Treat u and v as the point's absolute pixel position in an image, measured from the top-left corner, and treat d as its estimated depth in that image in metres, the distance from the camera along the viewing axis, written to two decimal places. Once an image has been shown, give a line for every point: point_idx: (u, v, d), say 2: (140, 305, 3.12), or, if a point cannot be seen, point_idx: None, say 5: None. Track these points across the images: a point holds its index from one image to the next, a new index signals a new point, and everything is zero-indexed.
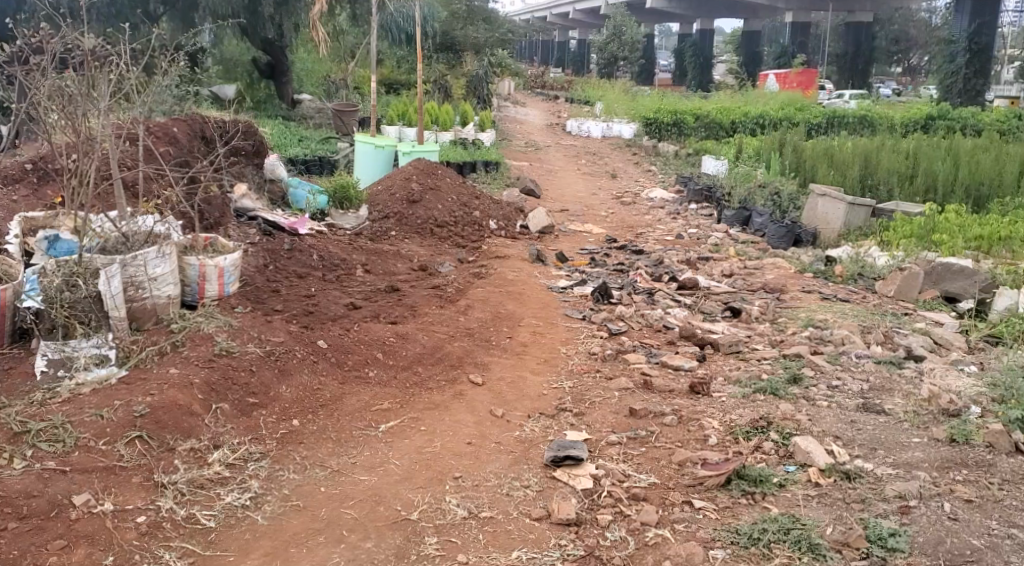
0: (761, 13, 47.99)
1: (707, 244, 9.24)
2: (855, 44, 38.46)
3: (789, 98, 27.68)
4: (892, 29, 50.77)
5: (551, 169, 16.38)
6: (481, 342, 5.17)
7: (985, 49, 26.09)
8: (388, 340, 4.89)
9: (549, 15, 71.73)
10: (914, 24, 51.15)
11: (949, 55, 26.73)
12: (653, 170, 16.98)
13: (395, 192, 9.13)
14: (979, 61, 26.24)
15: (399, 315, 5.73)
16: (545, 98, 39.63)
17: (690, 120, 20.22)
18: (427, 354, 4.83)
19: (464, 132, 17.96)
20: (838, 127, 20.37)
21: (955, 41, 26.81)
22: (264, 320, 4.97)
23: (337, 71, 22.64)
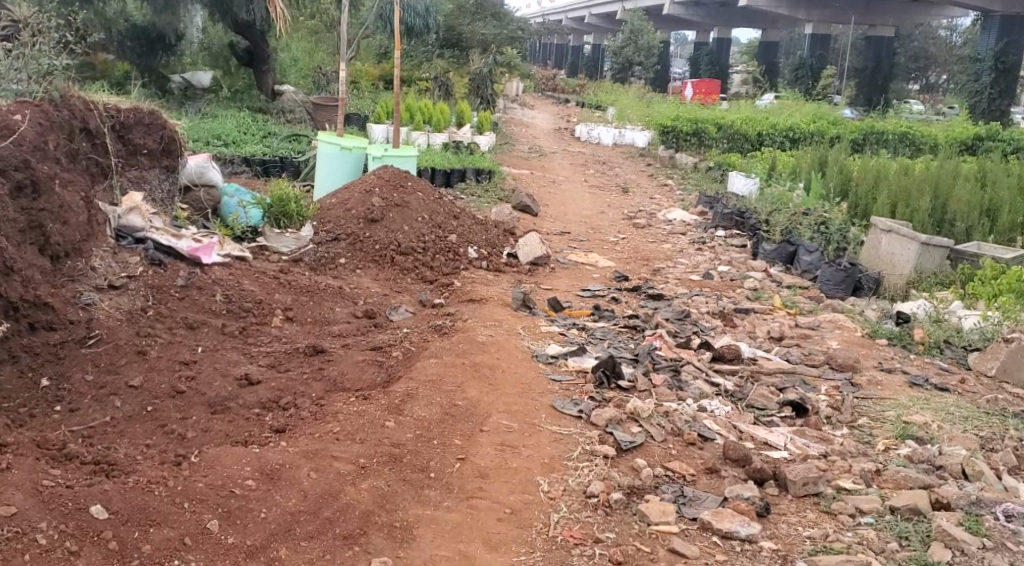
0: (780, 23, 46.06)
1: (743, 287, 7.36)
2: (875, 59, 36.55)
3: (814, 112, 25.66)
4: (912, 45, 48.62)
5: (556, 180, 14.49)
6: (405, 480, 3.47)
7: (1012, 68, 23.84)
8: (246, 490, 3.31)
9: (565, 19, 70.08)
10: (937, 42, 48.99)
11: (974, 74, 24.72)
12: (669, 185, 15.07)
13: (351, 205, 7.24)
14: (1005, 82, 24.17)
15: (300, 416, 3.98)
16: (556, 101, 37.81)
17: (711, 129, 18.31)
18: (306, 515, 3.21)
19: (460, 133, 16.06)
20: (876, 145, 18.41)
21: (981, 60, 24.79)
22: (8, 467, 3.26)
23: (329, 61, 20.82)
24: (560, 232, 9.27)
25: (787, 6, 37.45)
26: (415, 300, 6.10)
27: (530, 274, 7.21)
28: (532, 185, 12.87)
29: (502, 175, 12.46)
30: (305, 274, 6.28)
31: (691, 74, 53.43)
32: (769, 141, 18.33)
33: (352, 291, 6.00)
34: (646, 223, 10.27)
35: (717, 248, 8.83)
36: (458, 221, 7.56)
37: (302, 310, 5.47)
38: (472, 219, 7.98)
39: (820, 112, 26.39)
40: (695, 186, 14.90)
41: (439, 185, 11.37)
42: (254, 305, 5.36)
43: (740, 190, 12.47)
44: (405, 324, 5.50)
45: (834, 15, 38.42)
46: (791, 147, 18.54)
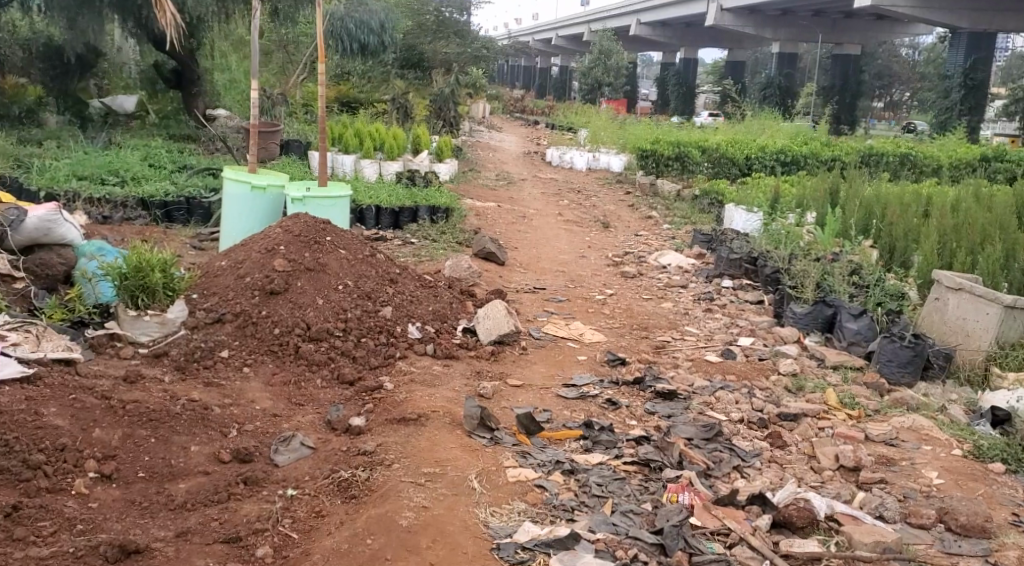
0: (747, 43, 45.15)
1: (778, 372, 5.51)
2: (843, 77, 36.14)
3: (796, 134, 24.33)
4: (877, 63, 48.03)
5: (527, 215, 12.63)
6: None
7: (981, 85, 23.97)
8: None
9: (532, 41, 68.88)
10: (900, 61, 48.92)
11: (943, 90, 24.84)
12: (652, 220, 13.26)
13: (244, 271, 5.32)
14: (975, 97, 24.35)
15: None
16: (525, 123, 36.09)
17: (694, 153, 16.65)
18: None
19: (416, 161, 14.18)
20: (874, 168, 16.84)
21: (950, 76, 24.75)
22: None
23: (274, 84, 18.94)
24: (533, 289, 7.37)
25: (754, 25, 37.16)
26: (322, 418, 4.20)
27: (493, 361, 5.29)
28: (495, 224, 10.94)
29: (465, 213, 10.63)
30: (165, 383, 4.37)
31: (659, 95, 52.10)
32: (757, 165, 16.62)
33: (225, 409, 4.08)
34: (636, 272, 8.40)
35: (731, 311, 6.98)
36: (395, 286, 5.66)
37: (132, 461, 3.55)
38: (416, 278, 6.07)
39: (802, 134, 24.86)
40: (684, 220, 13.11)
41: (386, 228, 9.47)
42: (49, 456, 3.45)
43: (742, 227, 10.66)
44: (293, 475, 3.60)
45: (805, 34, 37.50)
46: (782, 171, 16.85)
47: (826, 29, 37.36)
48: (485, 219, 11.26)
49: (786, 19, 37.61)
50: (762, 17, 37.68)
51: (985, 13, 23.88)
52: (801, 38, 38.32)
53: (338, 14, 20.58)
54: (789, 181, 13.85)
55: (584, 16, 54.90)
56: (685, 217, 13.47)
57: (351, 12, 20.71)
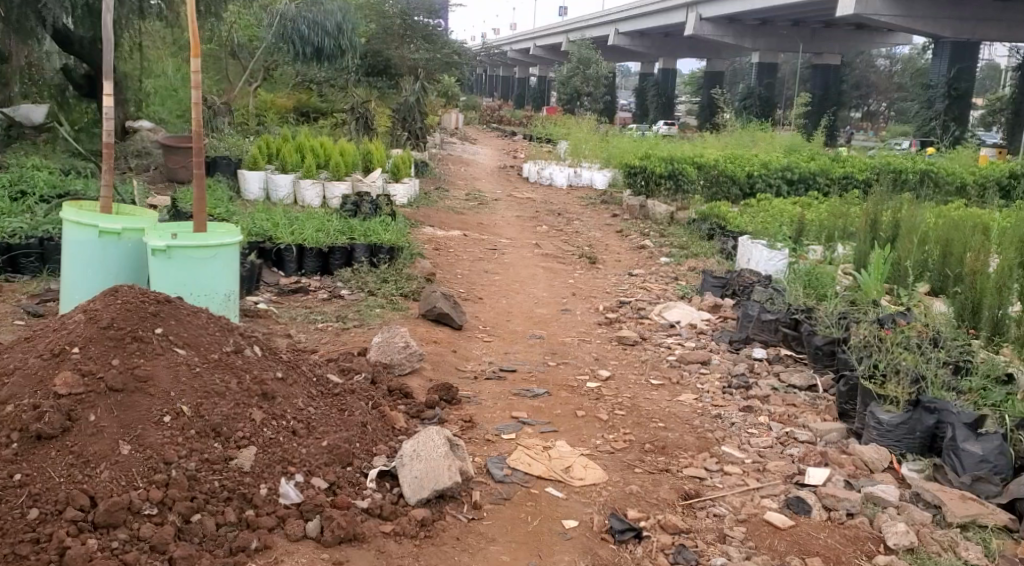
0: (726, 53, 43.80)
1: (884, 545, 3.47)
2: (823, 88, 37.09)
3: (791, 147, 22.60)
4: (854, 73, 47.09)
5: (500, 248, 10.55)
6: None
7: (964, 95, 24.93)
8: None
9: (509, 51, 67.18)
10: (876, 72, 48.05)
11: (927, 100, 25.80)
12: (647, 253, 11.17)
13: (6, 394, 3.21)
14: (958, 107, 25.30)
15: None
16: (502, 134, 34.19)
17: (689, 170, 14.74)
18: None
19: (368, 180, 12.06)
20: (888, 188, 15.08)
21: (934, 86, 25.65)
22: None
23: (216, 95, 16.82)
24: (498, 373, 5.24)
25: (733, 34, 36.51)
26: None
27: (424, 540, 3.20)
28: (457, 265, 8.80)
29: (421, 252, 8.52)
30: None
31: (638, 105, 50.52)
32: (761, 184, 14.59)
33: None
34: (638, 338, 6.29)
35: (781, 410, 4.89)
36: (268, 405, 3.55)
37: None
38: (311, 385, 3.96)
39: (798, 147, 23.03)
40: (686, 253, 11.05)
41: (313, 273, 7.35)
42: None
43: (763, 269, 8.48)
44: None
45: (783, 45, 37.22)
46: (789, 191, 14.84)
47: (805, 38, 36.88)
48: (441, 258, 9.09)
49: (766, 29, 36.97)
50: (740, 27, 36.83)
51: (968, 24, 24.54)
52: (781, 48, 37.52)
53: (289, 14, 18.48)
54: (804, 215, 11.99)
55: (563, 25, 53.12)
56: (686, 250, 11.42)
57: (303, 11, 18.52)
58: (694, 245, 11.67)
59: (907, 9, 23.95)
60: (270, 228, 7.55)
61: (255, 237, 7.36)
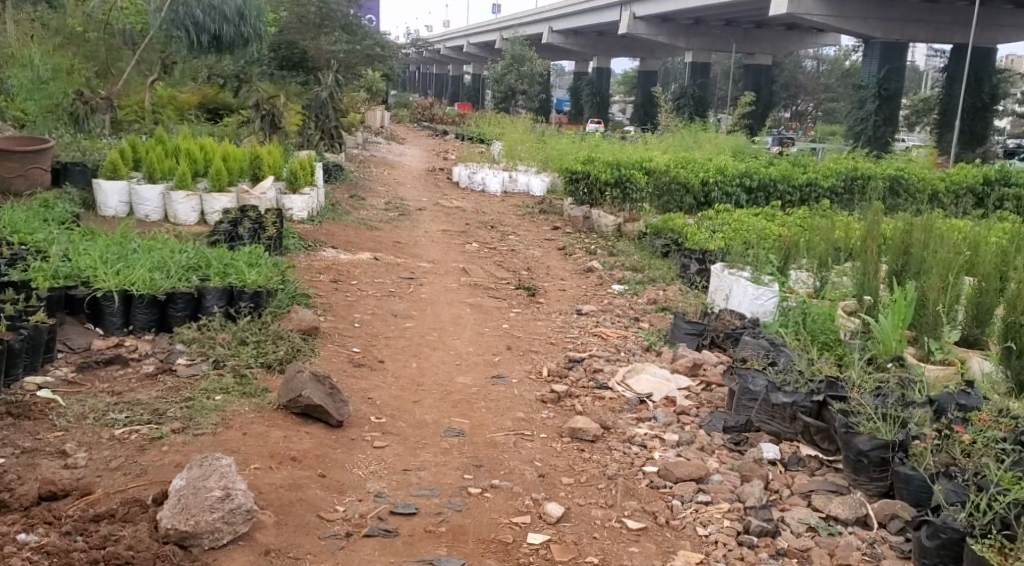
0: (659, 52, 42.67)
1: None
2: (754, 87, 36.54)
3: (738, 150, 21.22)
4: (784, 74, 46.52)
5: (419, 276, 8.59)
6: None
7: (894, 95, 26.46)
8: None
9: (442, 50, 65.09)
10: (804, 72, 47.65)
11: (860, 100, 27.14)
12: (597, 280, 9.32)
13: None
14: (889, 107, 26.58)
15: None
16: (432, 133, 32.15)
17: (638, 175, 13.05)
18: None
19: (260, 189, 10.00)
20: (849, 196, 13.78)
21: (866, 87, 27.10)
22: None
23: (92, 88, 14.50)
24: (385, 526, 3.31)
25: (667, 34, 35.46)
26: None
27: None
28: (358, 307, 6.81)
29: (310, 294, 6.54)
30: None
31: (573, 105, 49.10)
32: (716, 193, 12.86)
33: None
34: (599, 429, 4.40)
35: None
36: None
37: None
38: None
39: (744, 150, 21.59)
40: (642, 279, 9.23)
41: (145, 331, 5.33)
42: None
43: (745, 311, 6.58)
44: None
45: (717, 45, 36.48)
46: (748, 201, 13.17)
47: (738, 38, 36.01)
48: (337, 298, 7.07)
49: (699, 29, 36.09)
50: (673, 26, 35.80)
51: (896, 24, 25.84)
52: (714, 48, 36.55)
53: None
54: (770, 233, 10.46)
55: (496, 23, 51.30)
56: (641, 274, 9.61)
57: None
58: (651, 267, 9.88)
59: (837, 9, 25.10)
60: (89, 266, 5.50)
61: (62, 280, 5.31)
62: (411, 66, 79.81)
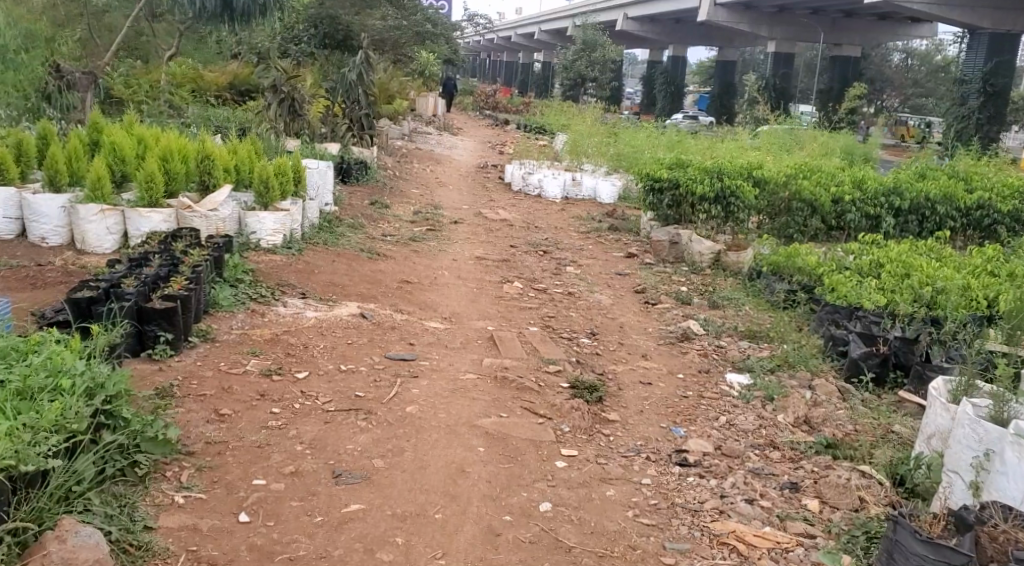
0: (739, 41, 38.62)
1: None
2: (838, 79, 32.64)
3: (841, 152, 17.89)
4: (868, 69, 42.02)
5: (432, 354, 5.48)
6: None
7: (1002, 92, 21.37)
8: None
9: (510, 37, 61.99)
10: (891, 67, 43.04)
11: (960, 97, 22.12)
12: (700, 363, 6.05)
13: None
14: (996, 106, 21.60)
15: None
16: (492, 122, 29.07)
17: (750, 189, 9.64)
18: None
19: (212, 202, 6.91)
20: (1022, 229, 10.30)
21: (967, 82, 22.20)
22: None
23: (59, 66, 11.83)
24: None
25: (749, 22, 31.57)
26: None
27: None
28: (275, 450, 3.71)
29: (175, 438, 3.53)
30: None
31: (645, 95, 45.55)
32: (855, 215, 9.75)
33: None
34: None
35: None
36: None
37: None
38: None
39: (853, 153, 18.08)
40: (772, 372, 5.89)
41: None
42: None
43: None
44: None
45: (806, 32, 32.46)
46: (894, 225, 9.95)
47: (825, 28, 31.99)
48: (248, 426, 3.95)
49: (783, 17, 32.07)
50: (756, 13, 31.90)
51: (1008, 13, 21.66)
52: (800, 39, 32.50)
53: None
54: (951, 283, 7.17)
55: (569, 9, 48.00)
56: (772, 357, 6.29)
57: None
58: (784, 342, 6.58)
59: None
60: None
61: None
62: (481, 50, 76.69)
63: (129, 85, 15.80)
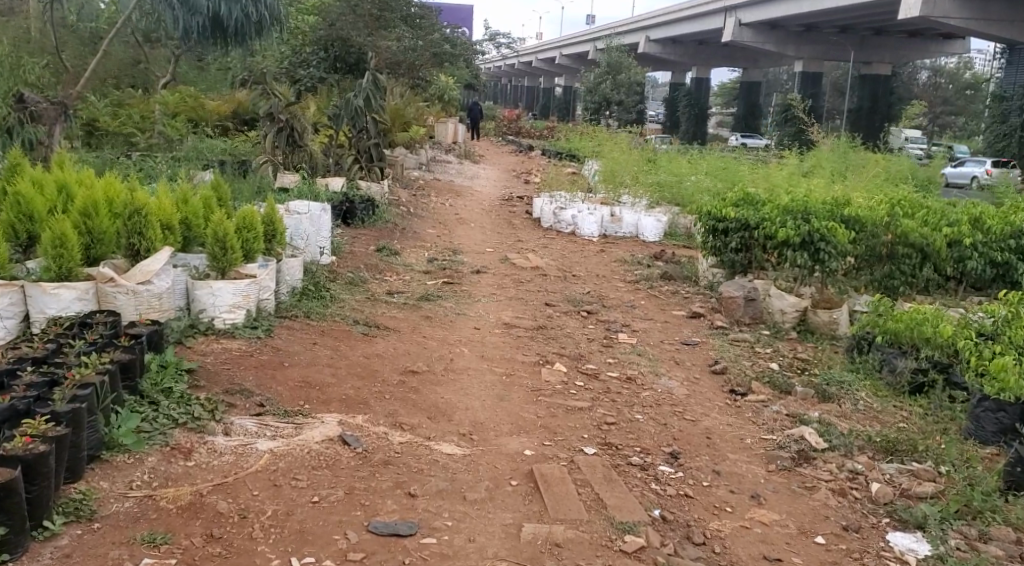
0: (765, 60, 36.70)
1: None
2: (870, 98, 30.62)
3: (903, 177, 15.95)
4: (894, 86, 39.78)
5: (442, 517, 3.60)
6: None
7: None
8: None
9: (529, 61, 60.62)
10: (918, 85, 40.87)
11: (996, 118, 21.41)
12: (840, 511, 4.09)
13: None
14: None
15: None
16: (513, 148, 27.31)
17: (842, 234, 7.73)
18: None
19: (143, 267, 5.04)
20: None
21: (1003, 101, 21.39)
22: None
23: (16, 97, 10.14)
24: None
25: (776, 41, 29.56)
26: None
27: None
28: None
29: None
30: None
31: (669, 117, 43.74)
32: (977, 262, 7.85)
33: None
34: None
35: None
36: None
37: None
38: None
39: (916, 179, 16.15)
40: (955, 530, 3.88)
41: None
42: None
43: None
44: None
45: (839, 50, 30.52)
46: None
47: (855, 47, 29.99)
48: None
49: (813, 36, 29.96)
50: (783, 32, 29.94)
51: None
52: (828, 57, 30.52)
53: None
54: None
55: (589, 31, 46.32)
56: (942, 496, 4.30)
57: None
58: (953, 468, 4.56)
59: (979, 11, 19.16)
60: None
61: None
62: (501, 74, 75.49)
63: (117, 116, 14.11)
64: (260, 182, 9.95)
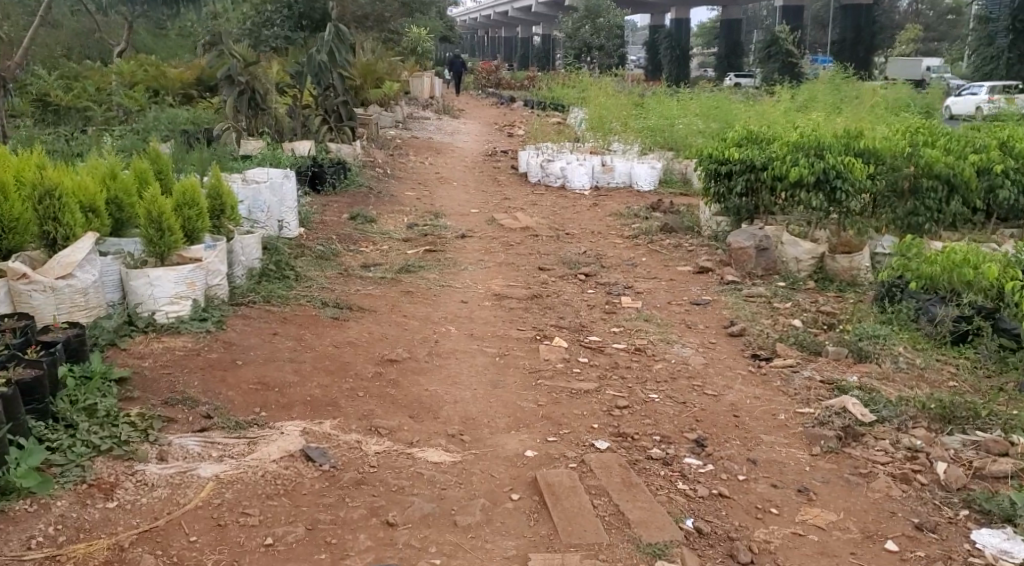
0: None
1: None
2: (854, 28, 29.53)
3: (904, 104, 15.15)
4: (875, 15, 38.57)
5: (430, 555, 2.91)
6: None
7: None
8: None
9: (504, 11, 59.10)
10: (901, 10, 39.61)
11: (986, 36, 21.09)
12: (907, 505, 3.42)
13: None
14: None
15: None
16: (494, 101, 26.34)
17: (860, 168, 6.97)
18: None
19: (63, 258, 4.25)
20: None
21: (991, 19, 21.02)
22: None
23: None
24: None
25: None
26: None
27: None
28: None
29: None
30: None
31: (651, 60, 42.59)
32: (1009, 191, 7.13)
33: None
34: None
35: None
36: None
37: None
38: None
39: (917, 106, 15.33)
40: None
41: None
42: None
43: None
44: None
45: None
46: None
47: None
48: None
49: None
50: None
51: None
52: None
53: None
54: None
55: None
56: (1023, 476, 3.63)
57: None
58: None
59: None
60: None
61: None
62: (477, 27, 73.81)
63: (70, 90, 13.11)
64: (220, 151, 9.11)
